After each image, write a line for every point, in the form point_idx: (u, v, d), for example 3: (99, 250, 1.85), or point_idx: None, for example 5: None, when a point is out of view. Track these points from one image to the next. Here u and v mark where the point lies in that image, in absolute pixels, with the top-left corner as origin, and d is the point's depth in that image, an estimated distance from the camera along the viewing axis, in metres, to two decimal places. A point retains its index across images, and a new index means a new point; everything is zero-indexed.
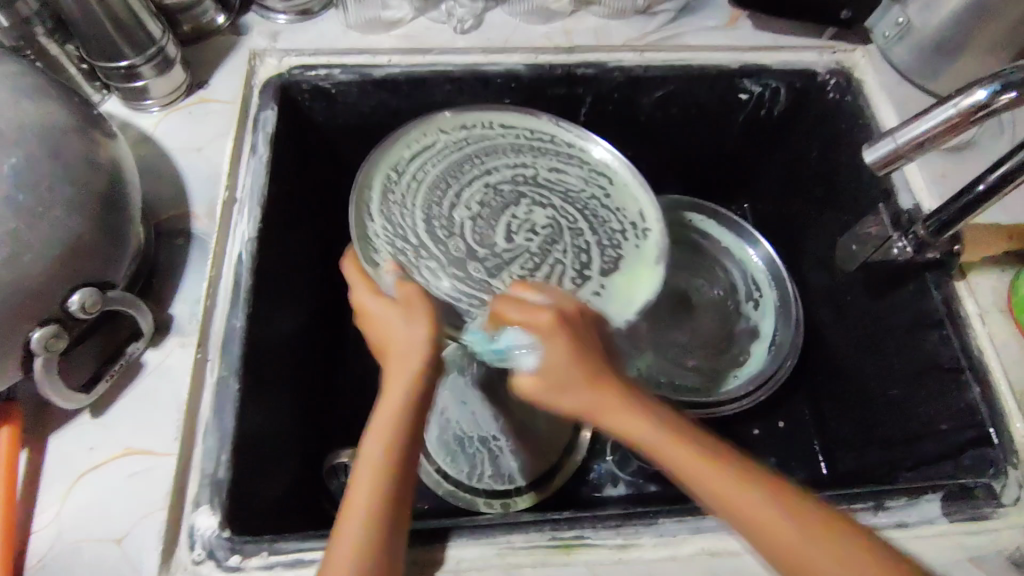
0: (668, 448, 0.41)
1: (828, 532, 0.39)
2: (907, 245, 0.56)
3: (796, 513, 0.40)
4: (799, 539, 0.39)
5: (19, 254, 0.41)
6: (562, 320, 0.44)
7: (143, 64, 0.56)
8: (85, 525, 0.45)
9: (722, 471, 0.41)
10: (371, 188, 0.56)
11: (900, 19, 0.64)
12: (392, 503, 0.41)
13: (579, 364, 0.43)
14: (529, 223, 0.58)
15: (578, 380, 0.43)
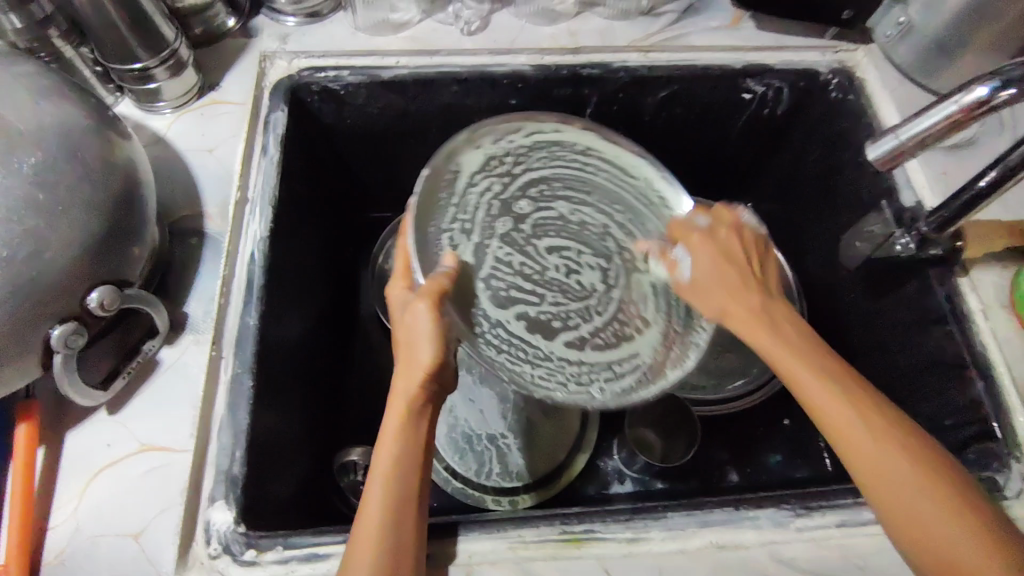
0: (799, 364, 0.43)
1: (911, 443, 0.40)
2: (909, 241, 0.58)
3: (867, 411, 0.41)
4: (876, 447, 0.40)
5: (40, 253, 0.42)
6: (713, 236, 0.50)
7: (157, 66, 0.57)
8: (104, 521, 0.45)
9: (823, 382, 0.42)
10: (474, 146, 0.54)
11: (901, 18, 0.65)
12: (406, 500, 0.41)
13: (728, 273, 0.48)
14: (574, 276, 0.56)
15: (723, 293, 0.48)
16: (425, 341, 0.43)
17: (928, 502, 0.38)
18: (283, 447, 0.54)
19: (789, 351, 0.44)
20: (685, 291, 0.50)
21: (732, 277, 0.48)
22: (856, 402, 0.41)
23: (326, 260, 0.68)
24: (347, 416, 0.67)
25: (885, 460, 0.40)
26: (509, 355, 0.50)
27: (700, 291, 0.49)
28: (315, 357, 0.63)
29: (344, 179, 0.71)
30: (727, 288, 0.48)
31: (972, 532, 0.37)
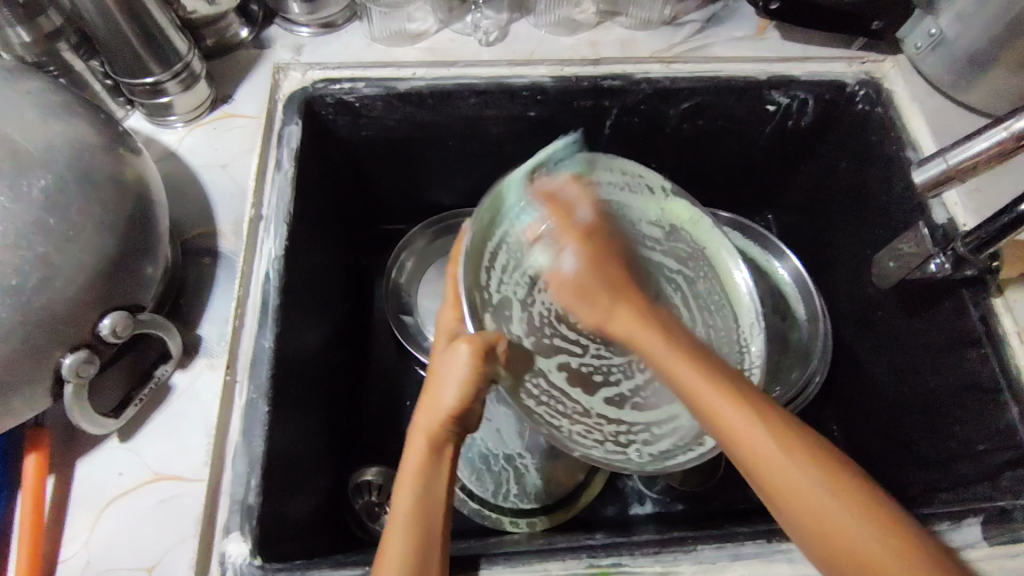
0: (681, 366, 0.44)
1: (806, 441, 0.40)
2: (945, 262, 0.55)
3: (766, 417, 0.41)
4: (775, 447, 0.40)
5: (50, 279, 0.40)
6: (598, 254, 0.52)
7: (169, 80, 0.55)
8: (116, 554, 0.44)
9: (715, 386, 0.42)
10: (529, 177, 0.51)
11: (933, 30, 0.62)
12: (428, 539, 0.41)
13: (599, 272, 0.51)
14: (614, 321, 0.55)
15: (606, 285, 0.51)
16: (453, 382, 0.43)
17: (830, 496, 0.38)
18: (299, 472, 0.53)
19: (691, 367, 0.43)
20: (561, 287, 0.52)
21: (609, 282, 0.51)
22: (754, 414, 0.41)
23: (341, 275, 0.67)
24: (364, 434, 0.66)
25: (787, 468, 0.39)
26: (547, 407, 0.51)
27: (579, 291, 0.51)
28: (330, 376, 0.62)
29: (360, 193, 0.70)
30: (612, 285, 0.51)
31: (873, 518, 0.37)
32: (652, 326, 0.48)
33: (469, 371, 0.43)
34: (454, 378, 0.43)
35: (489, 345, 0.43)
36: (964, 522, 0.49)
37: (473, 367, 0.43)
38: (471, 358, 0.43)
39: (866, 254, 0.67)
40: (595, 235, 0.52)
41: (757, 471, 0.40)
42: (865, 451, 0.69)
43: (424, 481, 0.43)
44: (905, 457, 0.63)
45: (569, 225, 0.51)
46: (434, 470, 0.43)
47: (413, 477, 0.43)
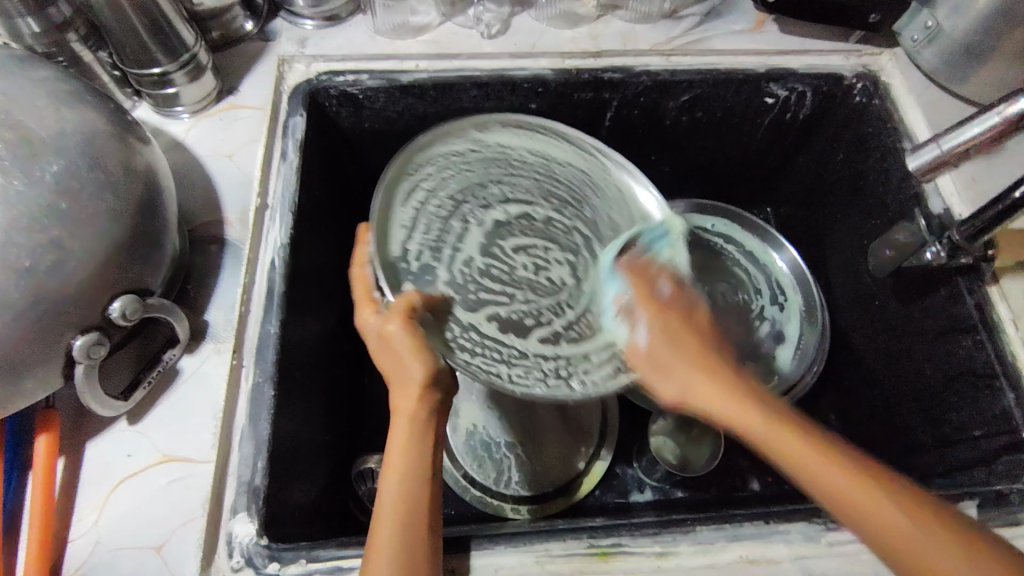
0: (746, 418, 0.40)
1: (876, 476, 0.38)
2: (941, 250, 0.56)
3: (821, 449, 0.39)
4: (858, 492, 0.37)
5: (62, 261, 0.41)
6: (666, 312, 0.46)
7: (176, 70, 0.56)
8: (125, 533, 0.45)
9: (748, 403, 0.41)
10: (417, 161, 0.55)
11: (929, 23, 0.63)
12: (416, 507, 0.41)
13: (680, 336, 0.45)
14: (541, 270, 0.55)
15: (691, 353, 0.43)
16: (405, 352, 0.43)
17: (913, 529, 0.36)
18: (304, 457, 0.53)
19: (748, 409, 0.40)
20: (639, 366, 0.45)
21: (681, 337, 0.44)
22: (789, 437, 0.39)
23: (345, 265, 0.67)
24: (367, 422, 0.67)
25: (865, 503, 0.37)
26: (468, 345, 0.48)
27: (656, 363, 0.44)
28: (334, 363, 0.63)
29: (363, 184, 0.71)
30: (681, 335, 0.44)
31: (936, 529, 0.36)
32: (702, 366, 0.43)
33: (410, 338, 0.43)
34: (405, 349, 0.43)
35: (410, 309, 0.45)
36: (959, 505, 0.50)
37: (414, 335, 0.43)
38: (408, 327, 0.44)
39: (864, 244, 0.68)
40: (681, 313, 0.46)
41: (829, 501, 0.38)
42: (862, 439, 0.69)
43: (408, 451, 0.43)
44: (903, 444, 0.64)
45: (648, 300, 0.47)
46: (419, 440, 0.43)
47: (398, 448, 0.43)
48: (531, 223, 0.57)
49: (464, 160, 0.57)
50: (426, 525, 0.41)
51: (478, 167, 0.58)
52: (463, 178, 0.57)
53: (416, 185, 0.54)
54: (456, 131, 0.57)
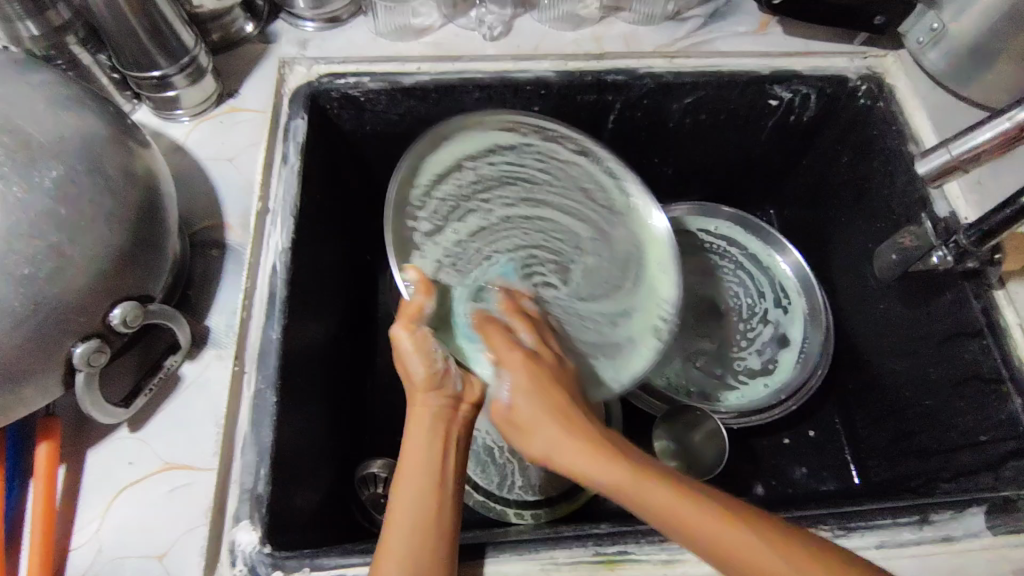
0: (574, 455, 0.42)
1: (689, 491, 0.40)
2: (948, 254, 0.55)
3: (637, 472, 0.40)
4: (695, 512, 0.39)
5: (63, 269, 0.41)
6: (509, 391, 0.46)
7: (177, 73, 0.55)
8: (127, 542, 0.45)
9: (575, 428, 0.43)
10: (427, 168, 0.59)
11: (935, 24, 0.62)
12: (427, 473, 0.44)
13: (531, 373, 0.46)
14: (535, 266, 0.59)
15: (550, 421, 0.44)
16: (411, 354, 0.47)
17: (747, 542, 0.37)
18: (307, 462, 0.53)
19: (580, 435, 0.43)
20: (500, 416, 0.47)
21: (542, 386, 0.45)
22: (615, 464, 0.41)
23: (347, 268, 0.67)
24: (369, 427, 0.66)
25: (690, 515, 0.38)
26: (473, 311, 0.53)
27: (524, 424, 0.45)
28: (337, 367, 0.62)
29: (364, 187, 0.70)
30: (552, 407, 0.44)
31: (794, 554, 0.37)
32: (560, 419, 0.44)
33: (413, 344, 0.47)
34: (411, 354, 0.47)
35: (418, 313, 0.48)
36: (966, 511, 0.50)
37: (417, 339, 0.47)
38: (413, 333, 0.47)
39: (867, 247, 0.68)
40: (536, 357, 0.48)
41: (680, 535, 0.39)
42: (867, 442, 0.69)
43: (415, 460, 0.44)
44: (908, 448, 0.63)
45: (510, 351, 0.48)
46: (425, 447, 0.45)
47: (406, 456, 0.45)
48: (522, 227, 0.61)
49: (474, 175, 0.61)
50: (435, 530, 0.42)
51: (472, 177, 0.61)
52: (481, 195, 0.61)
53: (473, 198, 0.61)
54: (459, 151, 0.61)
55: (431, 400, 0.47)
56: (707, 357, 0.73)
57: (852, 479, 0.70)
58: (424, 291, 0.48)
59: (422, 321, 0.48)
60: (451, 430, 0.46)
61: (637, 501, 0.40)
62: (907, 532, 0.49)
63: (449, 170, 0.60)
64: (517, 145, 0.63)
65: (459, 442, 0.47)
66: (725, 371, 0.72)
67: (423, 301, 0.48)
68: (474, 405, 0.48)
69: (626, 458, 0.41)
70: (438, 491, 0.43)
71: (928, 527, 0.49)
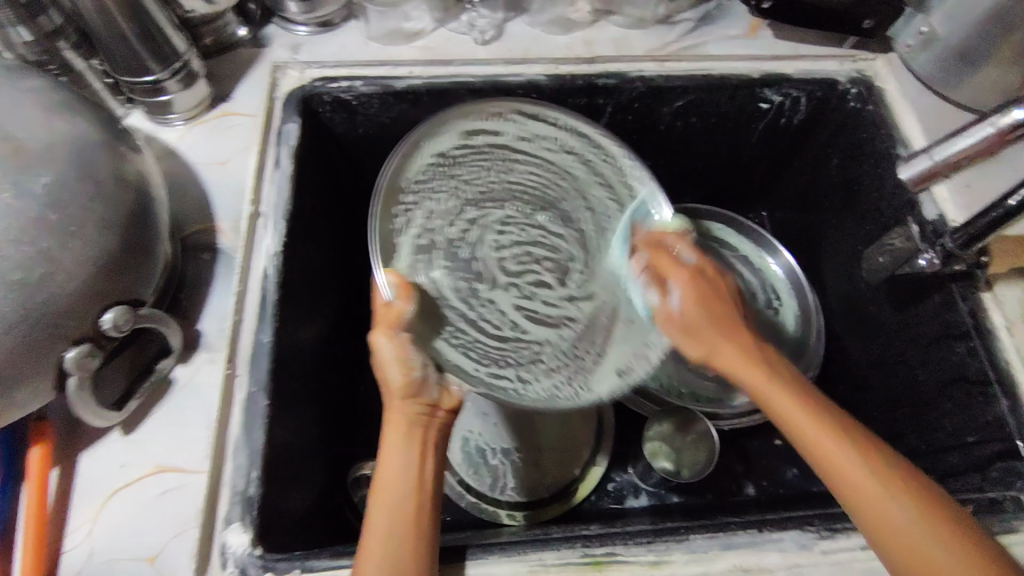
0: (774, 391, 0.45)
1: (887, 461, 0.42)
2: (934, 257, 0.56)
3: (846, 432, 0.43)
4: (851, 453, 0.42)
5: (54, 274, 0.41)
6: (698, 276, 0.49)
7: (169, 78, 0.56)
8: (117, 545, 0.45)
9: (756, 367, 0.45)
10: (418, 158, 0.56)
11: (923, 28, 0.62)
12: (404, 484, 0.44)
13: (704, 308, 0.48)
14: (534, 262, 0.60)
15: (710, 324, 0.47)
16: (389, 363, 0.47)
17: (914, 524, 0.40)
18: (298, 464, 0.53)
19: (785, 386, 0.45)
20: (670, 328, 0.48)
21: (719, 309, 0.48)
22: (818, 426, 0.43)
23: (339, 270, 0.67)
24: (361, 429, 0.66)
25: (859, 479, 0.41)
26: (463, 306, 0.55)
27: (705, 342, 0.47)
28: (330, 369, 0.63)
29: (357, 191, 0.71)
30: (714, 318, 0.47)
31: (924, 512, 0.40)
32: (731, 333, 0.47)
33: (391, 349, 0.47)
34: (388, 361, 0.47)
35: (398, 320, 0.48)
36: (951, 512, 0.50)
37: (398, 344, 0.47)
38: (392, 340, 0.47)
39: (857, 249, 0.68)
40: (701, 274, 0.50)
41: (832, 471, 0.42)
42: None
43: (392, 472, 0.44)
44: (898, 449, 0.64)
45: (671, 266, 0.50)
46: (401, 458, 0.45)
47: (382, 468, 0.45)
48: (510, 226, 0.60)
49: (454, 168, 0.59)
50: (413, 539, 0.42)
51: (467, 174, 0.59)
52: (491, 192, 0.60)
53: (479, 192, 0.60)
54: (483, 137, 0.59)
55: (407, 407, 0.46)
56: None
57: None
58: (402, 295, 0.49)
59: (402, 326, 0.48)
60: (428, 438, 0.46)
61: (803, 429, 0.43)
62: None
63: (462, 163, 0.59)
64: (545, 129, 0.60)
65: (437, 448, 0.47)
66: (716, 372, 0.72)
67: (402, 306, 0.48)
68: (450, 412, 0.48)
69: (797, 393, 0.44)
70: (416, 502, 0.43)
71: None
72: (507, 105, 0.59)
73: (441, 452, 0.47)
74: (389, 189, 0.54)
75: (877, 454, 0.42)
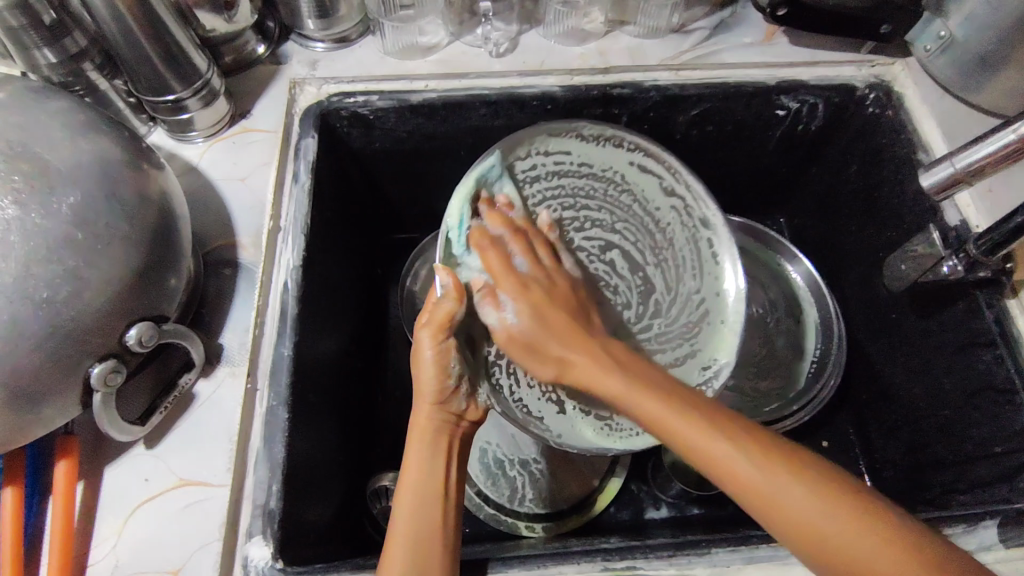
0: (670, 418, 0.41)
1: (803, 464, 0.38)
2: (958, 264, 0.55)
3: (713, 428, 0.40)
4: (736, 452, 0.39)
5: (80, 292, 0.42)
6: (541, 317, 0.48)
7: (190, 96, 0.57)
8: (143, 558, 0.46)
9: (608, 370, 0.45)
10: (568, 147, 0.58)
11: (942, 32, 0.61)
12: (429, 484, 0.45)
13: (550, 313, 0.49)
14: (585, 288, 0.58)
15: (556, 344, 0.47)
16: (427, 366, 0.47)
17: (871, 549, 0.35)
18: (320, 476, 0.54)
19: (655, 395, 0.43)
20: (509, 343, 0.48)
21: (547, 308, 0.49)
22: (718, 439, 0.40)
23: (359, 283, 0.68)
24: (380, 441, 0.67)
25: (752, 472, 0.38)
26: None
27: (540, 335, 0.48)
28: (350, 381, 0.64)
29: (375, 203, 0.71)
30: (562, 339, 0.48)
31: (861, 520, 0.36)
32: (584, 348, 0.47)
33: (434, 353, 0.47)
34: (426, 364, 0.47)
35: (447, 320, 0.47)
36: (980, 524, 0.49)
37: (437, 350, 0.47)
38: (436, 345, 0.47)
39: (879, 256, 0.67)
40: (530, 286, 0.50)
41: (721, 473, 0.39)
42: (881, 453, 0.68)
43: (418, 478, 0.45)
44: (923, 458, 0.63)
45: (501, 275, 0.50)
46: (426, 462, 0.46)
47: (407, 473, 0.46)
48: (582, 248, 0.59)
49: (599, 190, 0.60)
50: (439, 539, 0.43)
51: (585, 175, 0.59)
52: (576, 212, 0.59)
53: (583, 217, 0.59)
54: (605, 162, 0.59)
55: (432, 415, 0.47)
56: None
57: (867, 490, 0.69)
58: (454, 296, 0.48)
59: (451, 329, 0.47)
60: (452, 446, 0.48)
61: (682, 435, 0.41)
62: None
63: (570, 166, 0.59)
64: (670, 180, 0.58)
65: (458, 457, 0.48)
66: (737, 382, 0.72)
67: (454, 307, 0.47)
68: (473, 422, 0.49)
69: (680, 403, 0.42)
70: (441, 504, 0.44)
71: None
72: (625, 138, 0.58)
73: (463, 462, 0.48)
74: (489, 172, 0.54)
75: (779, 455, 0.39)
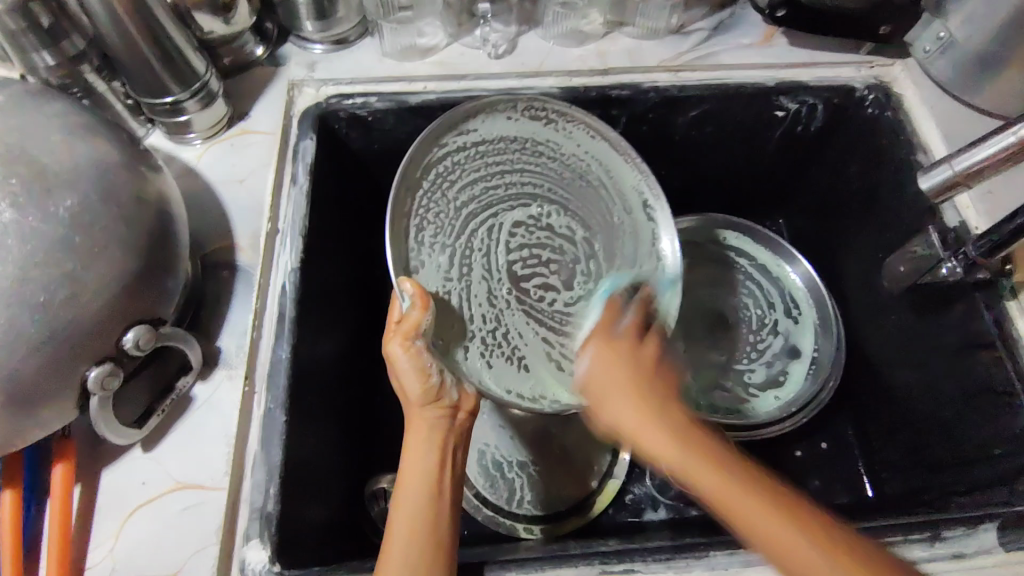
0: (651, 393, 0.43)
1: (831, 530, 0.36)
2: (957, 266, 0.54)
3: (743, 487, 0.38)
4: (744, 498, 0.37)
5: (77, 296, 0.42)
6: (608, 341, 0.46)
7: (188, 98, 0.57)
8: (141, 561, 0.46)
9: (626, 380, 0.43)
10: (476, 128, 0.57)
11: (940, 34, 0.61)
12: (425, 483, 0.45)
13: (612, 351, 0.45)
14: (534, 260, 0.58)
15: (630, 408, 0.42)
16: (407, 370, 0.49)
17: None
18: (318, 476, 0.54)
19: (619, 388, 0.43)
20: (593, 390, 0.45)
21: (628, 359, 0.45)
22: (738, 488, 0.38)
23: (358, 284, 0.68)
24: (378, 442, 0.67)
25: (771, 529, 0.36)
26: (475, 322, 0.54)
27: (598, 390, 0.44)
28: (347, 382, 0.63)
29: (374, 205, 0.71)
30: (633, 377, 0.44)
31: None
32: (639, 395, 0.43)
33: (409, 358, 0.48)
34: (405, 370, 0.48)
35: (414, 330, 0.48)
36: (979, 527, 0.49)
37: (413, 353, 0.48)
38: (408, 348, 0.48)
39: (879, 257, 0.67)
40: (617, 343, 0.46)
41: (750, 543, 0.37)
42: (880, 455, 0.68)
43: (414, 476, 0.45)
44: (922, 461, 0.62)
45: (611, 329, 0.48)
46: (423, 460, 0.46)
47: (404, 473, 0.46)
48: (528, 224, 0.59)
49: (522, 163, 0.59)
50: (434, 538, 0.43)
51: (503, 152, 0.58)
52: (512, 191, 0.59)
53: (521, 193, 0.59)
54: (531, 135, 0.59)
55: (426, 413, 0.48)
56: (717, 370, 0.72)
57: (867, 492, 0.68)
58: (419, 305, 0.48)
59: (419, 335, 0.48)
60: (449, 442, 0.48)
61: (687, 467, 0.39)
62: (920, 549, 0.48)
63: (489, 148, 0.58)
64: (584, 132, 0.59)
65: (457, 453, 0.48)
66: (735, 384, 0.72)
67: (419, 316, 0.48)
68: (469, 414, 0.50)
69: (694, 443, 0.40)
70: (437, 503, 0.44)
71: (941, 544, 0.48)
72: (528, 100, 0.57)
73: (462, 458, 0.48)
74: (409, 168, 0.53)
75: (805, 514, 0.37)
